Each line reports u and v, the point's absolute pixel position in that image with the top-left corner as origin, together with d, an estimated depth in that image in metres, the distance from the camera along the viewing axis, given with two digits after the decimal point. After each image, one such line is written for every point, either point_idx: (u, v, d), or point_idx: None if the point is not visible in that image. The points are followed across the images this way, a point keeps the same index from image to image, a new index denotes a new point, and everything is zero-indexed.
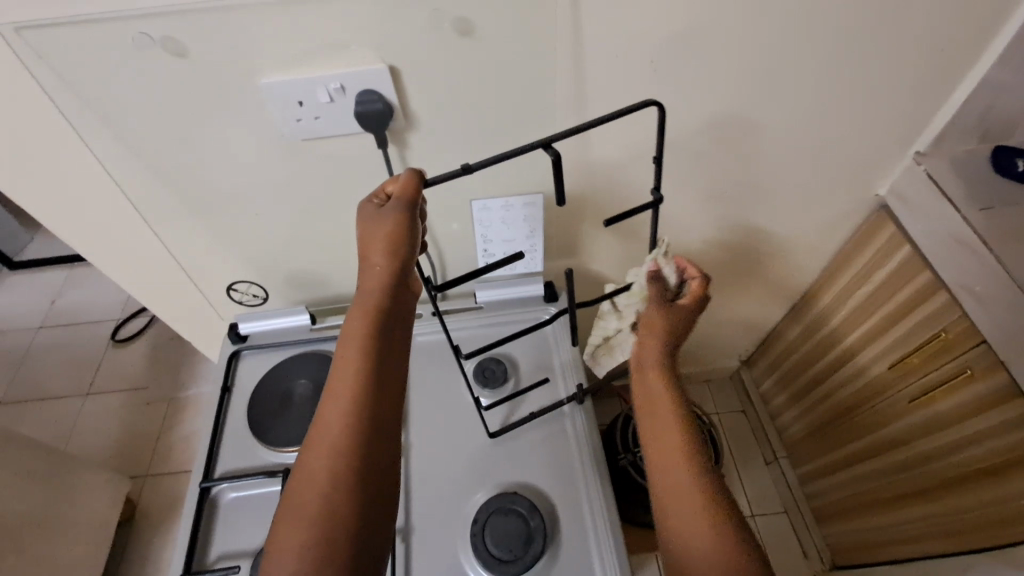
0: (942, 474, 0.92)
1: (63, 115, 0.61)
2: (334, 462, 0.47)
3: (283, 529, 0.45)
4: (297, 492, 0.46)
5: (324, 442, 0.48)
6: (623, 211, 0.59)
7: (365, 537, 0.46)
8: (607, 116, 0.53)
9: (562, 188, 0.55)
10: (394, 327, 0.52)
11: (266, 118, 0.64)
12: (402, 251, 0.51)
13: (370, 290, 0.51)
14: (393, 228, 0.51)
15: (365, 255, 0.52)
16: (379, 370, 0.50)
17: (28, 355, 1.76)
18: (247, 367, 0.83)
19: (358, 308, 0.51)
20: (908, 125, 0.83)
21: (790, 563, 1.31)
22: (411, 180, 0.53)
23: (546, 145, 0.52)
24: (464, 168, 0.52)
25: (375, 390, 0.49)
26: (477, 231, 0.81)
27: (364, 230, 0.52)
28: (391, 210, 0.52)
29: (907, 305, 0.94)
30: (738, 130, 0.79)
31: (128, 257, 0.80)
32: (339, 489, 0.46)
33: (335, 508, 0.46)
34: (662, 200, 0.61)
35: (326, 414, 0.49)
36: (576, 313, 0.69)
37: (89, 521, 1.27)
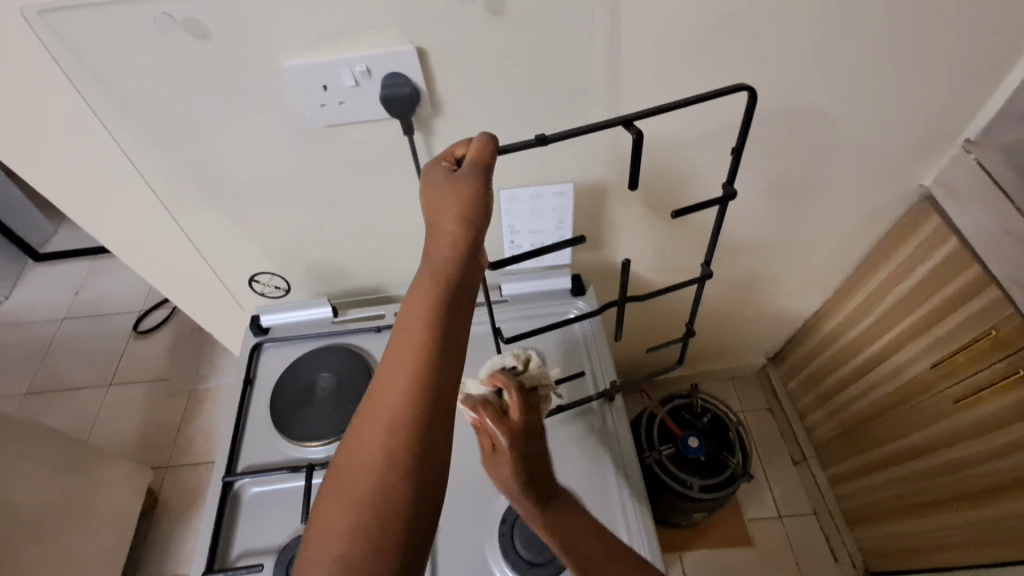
0: (987, 479, 0.88)
1: (85, 101, 0.60)
2: (392, 434, 0.42)
3: (331, 507, 0.41)
4: (349, 463, 0.42)
5: (388, 397, 0.43)
6: (693, 206, 0.66)
7: (421, 523, 0.41)
8: (688, 100, 0.58)
9: (638, 170, 0.58)
10: (465, 293, 0.47)
11: (289, 103, 0.62)
12: (477, 213, 0.49)
13: (443, 250, 0.48)
14: (468, 191, 0.49)
15: (435, 220, 0.50)
16: (450, 329, 0.45)
17: (53, 345, 1.78)
18: (269, 360, 0.81)
19: (427, 269, 0.47)
20: (960, 109, 0.78)
21: (819, 567, 1.27)
22: (486, 145, 0.52)
23: (630, 123, 0.57)
24: (539, 140, 0.55)
25: (443, 357, 0.44)
26: (505, 222, 0.78)
27: (434, 193, 0.50)
28: (467, 175, 0.50)
29: (952, 300, 0.90)
30: (778, 116, 0.75)
31: (150, 247, 0.79)
32: (396, 464, 0.41)
33: (390, 487, 0.40)
34: (734, 194, 0.66)
35: (388, 370, 0.44)
36: (624, 304, 0.74)
37: (111, 512, 1.28)
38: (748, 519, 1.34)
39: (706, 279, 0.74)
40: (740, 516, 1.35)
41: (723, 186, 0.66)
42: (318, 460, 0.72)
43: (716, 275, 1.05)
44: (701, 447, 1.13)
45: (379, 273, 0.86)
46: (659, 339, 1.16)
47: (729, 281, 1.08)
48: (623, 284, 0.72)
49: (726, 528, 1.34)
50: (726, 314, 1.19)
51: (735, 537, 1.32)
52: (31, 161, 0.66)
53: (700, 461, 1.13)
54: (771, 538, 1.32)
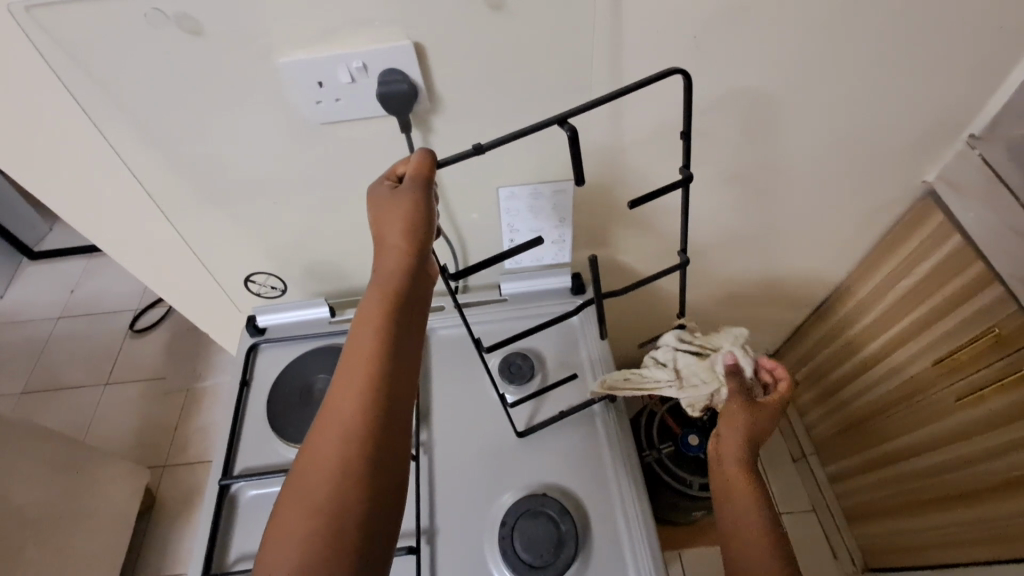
0: (989, 478, 0.88)
1: (74, 98, 0.58)
2: (342, 453, 0.43)
3: (281, 533, 0.42)
4: (299, 487, 0.43)
5: (336, 423, 0.44)
6: (653, 193, 0.59)
7: (375, 536, 0.43)
8: (624, 88, 0.52)
9: (581, 166, 0.52)
10: (413, 310, 0.48)
11: (284, 101, 0.60)
12: (422, 229, 0.48)
13: (389, 271, 0.48)
14: (410, 206, 0.48)
15: (379, 236, 0.50)
16: (395, 351, 0.46)
17: (48, 345, 1.77)
18: (265, 361, 0.80)
19: (374, 289, 0.47)
20: (963, 106, 0.77)
21: (819, 564, 1.27)
22: (425, 160, 0.50)
23: (562, 120, 0.52)
24: (476, 149, 0.51)
25: (390, 377, 0.46)
26: (503, 221, 0.78)
27: (378, 209, 0.50)
28: (408, 190, 0.49)
29: (955, 298, 0.89)
30: (780, 113, 0.74)
31: (144, 248, 0.78)
32: (346, 482, 0.42)
33: (342, 504, 0.42)
34: (691, 177, 0.60)
35: (336, 396, 0.45)
36: (601, 303, 0.70)
37: (108, 512, 1.27)
38: None
39: (685, 266, 0.70)
40: None
41: (680, 169, 0.61)
42: None
43: (716, 273, 1.05)
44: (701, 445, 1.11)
45: None
46: (649, 335, 1.14)
47: (729, 279, 1.07)
48: (595, 281, 0.67)
49: None
50: (726, 312, 1.19)
51: None
52: (22, 160, 0.65)
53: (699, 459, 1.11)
54: None
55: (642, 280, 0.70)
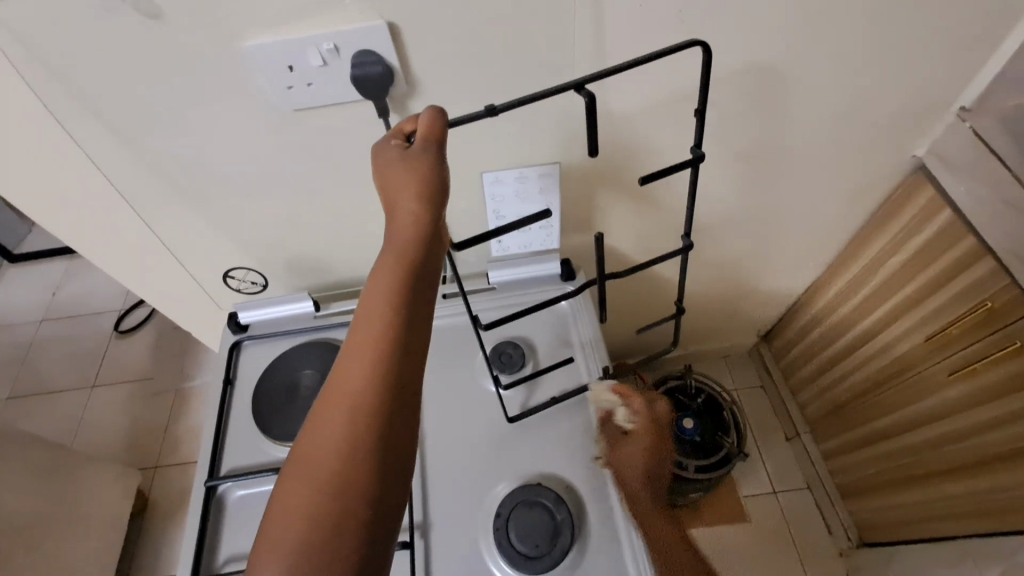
0: (985, 450, 0.88)
1: (33, 90, 0.56)
2: (350, 427, 0.40)
3: (288, 500, 0.40)
4: (304, 458, 0.41)
5: (346, 388, 0.42)
6: (661, 170, 0.60)
7: (384, 515, 0.40)
8: (640, 59, 0.53)
9: (596, 137, 0.54)
10: (427, 273, 0.45)
11: (251, 86, 0.58)
12: (435, 190, 0.46)
13: (403, 233, 0.45)
14: (426, 170, 0.46)
15: (391, 198, 0.47)
16: (410, 314, 0.43)
17: (32, 349, 1.73)
18: (249, 358, 0.78)
19: (388, 256, 0.45)
20: (955, 76, 0.76)
21: (814, 540, 1.28)
22: (435, 119, 0.48)
23: (580, 86, 0.53)
24: (489, 111, 0.53)
25: (404, 349, 0.43)
26: (489, 207, 0.75)
27: (389, 172, 0.47)
28: (420, 153, 0.47)
29: (947, 272, 0.89)
30: (768, 89, 0.73)
31: (118, 246, 0.75)
32: (356, 452, 0.40)
33: (351, 475, 0.39)
34: (702, 157, 0.61)
35: (347, 359, 0.43)
36: (606, 283, 0.71)
37: (101, 516, 1.25)
38: (744, 496, 1.35)
39: (688, 251, 0.71)
40: (735, 493, 1.36)
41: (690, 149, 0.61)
42: None
43: (707, 254, 1.03)
44: (696, 427, 1.13)
45: (360, 264, 0.82)
46: (648, 321, 1.13)
47: (719, 261, 1.06)
48: (601, 261, 0.68)
49: (722, 506, 1.34)
50: (717, 294, 1.18)
51: (730, 515, 1.33)
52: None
53: (695, 441, 1.13)
54: (767, 513, 1.33)
55: (644, 263, 0.71)
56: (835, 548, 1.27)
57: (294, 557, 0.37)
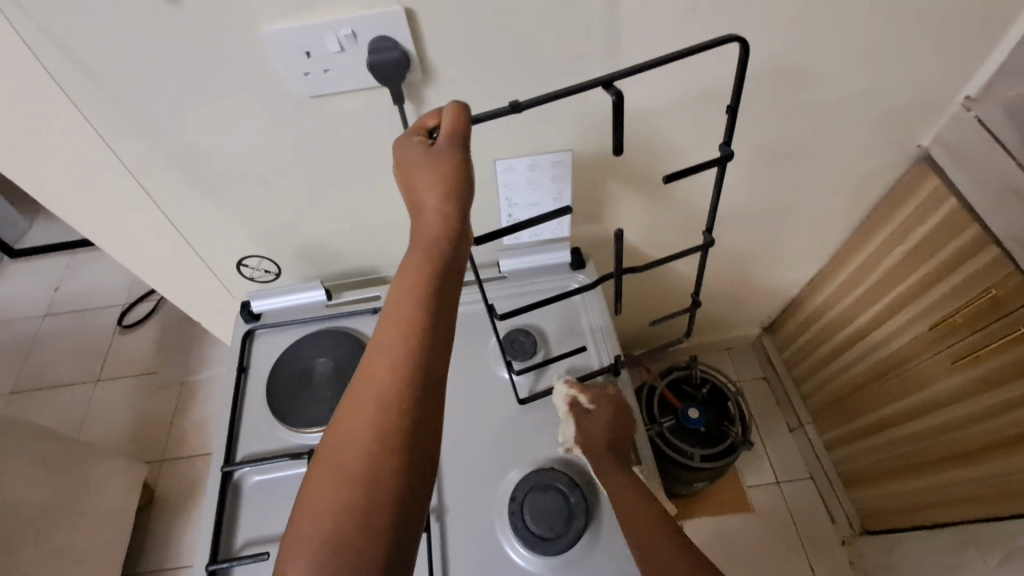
0: (987, 437, 0.89)
1: (50, 75, 0.56)
2: (379, 421, 0.41)
3: (318, 493, 0.40)
4: (333, 451, 0.41)
5: (375, 386, 0.42)
6: (689, 169, 0.61)
7: (412, 507, 0.41)
8: (681, 52, 0.54)
9: (621, 134, 0.55)
10: (451, 273, 0.46)
11: (267, 72, 0.58)
12: (461, 190, 0.46)
13: (429, 232, 0.46)
14: (452, 168, 0.46)
15: (416, 196, 0.47)
16: (437, 313, 0.44)
17: (35, 342, 1.73)
18: (262, 346, 0.79)
19: (416, 254, 0.45)
20: (961, 65, 0.76)
21: (816, 530, 1.30)
22: (459, 115, 0.48)
23: (608, 83, 0.53)
24: (513, 107, 0.53)
25: (431, 345, 0.43)
26: (501, 194, 0.75)
27: (414, 169, 0.47)
28: (444, 150, 0.47)
29: (951, 261, 0.90)
30: (777, 78, 0.73)
31: (132, 233, 0.75)
32: (385, 447, 0.41)
33: (380, 470, 0.40)
34: (731, 155, 0.62)
35: (375, 356, 0.43)
36: (623, 279, 0.71)
37: (108, 508, 1.25)
38: (747, 486, 1.36)
39: (708, 247, 0.71)
40: (738, 483, 1.37)
41: (720, 147, 0.63)
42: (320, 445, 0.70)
43: (713, 244, 1.04)
44: (701, 418, 1.14)
45: (372, 253, 0.83)
46: (657, 312, 1.14)
47: (725, 251, 1.07)
48: (619, 259, 0.68)
49: (726, 495, 1.36)
50: (723, 285, 1.19)
51: (734, 505, 1.34)
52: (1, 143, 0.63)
53: (700, 431, 1.13)
54: (770, 503, 1.34)
55: (662, 259, 0.72)
56: (838, 537, 1.28)
57: (325, 548, 0.38)
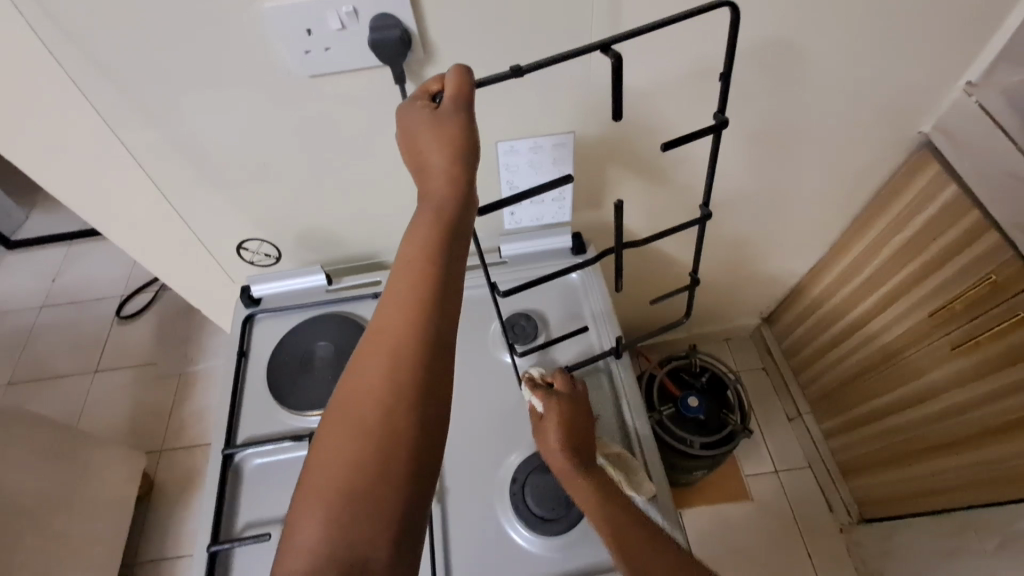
0: (986, 422, 0.89)
1: (51, 54, 0.56)
2: (391, 378, 0.41)
3: (331, 445, 0.40)
4: (345, 405, 0.42)
5: (386, 341, 0.42)
6: (686, 136, 0.61)
7: (425, 461, 0.41)
8: (673, 17, 0.54)
9: (620, 100, 0.56)
10: (461, 232, 0.46)
11: (268, 50, 0.57)
12: (468, 151, 0.47)
13: (438, 193, 0.46)
14: (457, 131, 0.47)
15: (423, 159, 0.47)
16: (448, 270, 0.44)
17: (33, 333, 1.72)
18: (263, 331, 0.79)
19: (424, 214, 0.45)
20: (963, 49, 0.76)
21: (815, 518, 1.31)
22: (463, 81, 0.49)
23: (606, 48, 0.54)
24: (515, 70, 0.53)
25: (443, 301, 0.44)
26: (503, 177, 0.75)
27: (420, 133, 0.48)
28: (450, 114, 0.48)
29: (951, 247, 0.90)
30: (779, 62, 0.73)
31: (131, 216, 0.75)
32: (398, 400, 0.41)
33: (392, 422, 0.40)
34: (724, 122, 0.62)
35: (387, 312, 0.43)
36: (623, 253, 0.72)
37: (107, 497, 1.25)
38: (746, 475, 1.37)
39: (705, 220, 0.71)
40: (737, 472, 1.37)
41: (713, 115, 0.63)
42: None
43: (714, 232, 1.04)
44: (700, 406, 1.14)
45: (372, 238, 0.82)
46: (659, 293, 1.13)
47: (726, 239, 1.07)
48: (619, 232, 0.69)
49: (724, 484, 1.36)
50: (722, 273, 1.19)
51: (733, 493, 1.35)
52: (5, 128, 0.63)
53: (699, 419, 1.13)
54: (769, 491, 1.35)
55: (660, 233, 0.73)
56: (836, 524, 1.29)
57: (339, 501, 0.38)
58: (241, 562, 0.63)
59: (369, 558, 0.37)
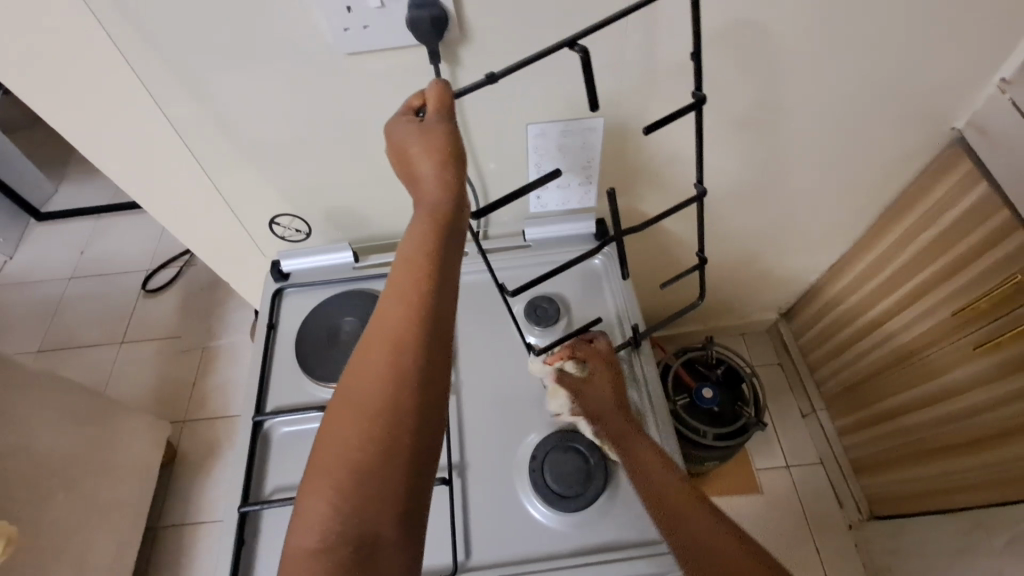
0: (1003, 423, 0.89)
1: (101, 24, 0.58)
2: (393, 366, 0.43)
3: (338, 432, 0.42)
4: (350, 393, 0.43)
5: (385, 333, 0.44)
6: (664, 117, 0.59)
7: (428, 444, 0.42)
8: (630, 7, 0.54)
9: (592, 88, 0.55)
10: (454, 232, 0.47)
11: (309, 27, 0.59)
12: (453, 156, 0.48)
13: (430, 198, 0.48)
14: (443, 137, 0.48)
15: (412, 170, 0.49)
16: (442, 266, 0.46)
17: (63, 304, 1.78)
18: (291, 305, 0.81)
19: (417, 216, 0.47)
20: (1000, 45, 0.74)
21: (825, 513, 1.31)
22: (442, 92, 0.51)
23: (572, 44, 0.54)
24: (489, 77, 0.54)
25: (439, 294, 0.45)
26: (532, 159, 0.77)
27: (409, 143, 0.49)
28: (437, 125, 0.49)
29: (979, 247, 0.89)
30: (814, 52, 0.72)
31: (170, 188, 0.77)
32: (402, 387, 0.42)
33: (395, 408, 0.42)
34: (704, 99, 0.60)
35: (385, 307, 0.45)
36: (620, 245, 0.71)
37: (133, 463, 1.30)
38: (758, 469, 1.37)
39: (702, 198, 0.69)
40: (749, 465, 1.38)
41: (691, 92, 0.60)
42: None
43: (738, 223, 1.04)
44: (715, 398, 1.14)
45: (399, 218, 0.84)
46: (674, 275, 1.11)
47: (748, 232, 1.07)
48: (617, 225, 0.67)
49: (735, 476, 1.37)
50: (743, 266, 1.18)
51: (743, 486, 1.36)
52: (59, 103, 0.66)
53: (713, 411, 1.14)
54: (779, 485, 1.35)
55: (661, 215, 0.68)
56: (845, 521, 1.30)
57: (349, 485, 0.40)
58: (269, 523, 0.65)
59: (381, 531, 0.39)
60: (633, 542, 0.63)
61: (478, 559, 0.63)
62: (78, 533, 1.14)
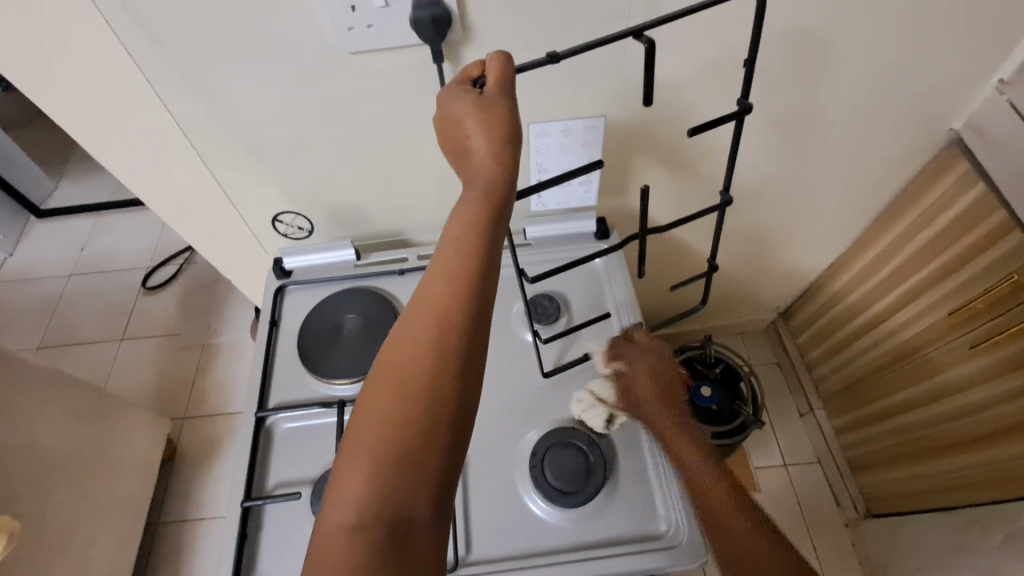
0: (1000, 421, 0.90)
1: (105, 21, 0.58)
2: (436, 348, 0.43)
3: (376, 411, 0.42)
4: (391, 371, 0.43)
5: (429, 312, 0.44)
6: (711, 122, 0.61)
7: (462, 431, 0.42)
8: (694, 8, 0.56)
9: (651, 86, 0.57)
10: (506, 211, 0.47)
11: (314, 26, 0.59)
12: (510, 133, 0.48)
13: (485, 173, 0.47)
14: (502, 114, 0.48)
15: (466, 142, 0.49)
16: (491, 246, 0.45)
17: (62, 301, 1.78)
18: (293, 303, 0.81)
19: (470, 192, 0.47)
20: (998, 46, 0.75)
21: (822, 512, 1.32)
22: (504, 67, 0.50)
23: (639, 34, 0.55)
24: (551, 57, 0.55)
25: (486, 276, 0.45)
26: (533, 159, 0.77)
27: (465, 116, 0.49)
28: (495, 99, 0.49)
29: (977, 247, 0.90)
30: (813, 52, 0.73)
31: (173, 185, 0.78)
32: (442, 369, 0.42)
33: (435, 391, 0.42)
34: (748, 109, 0.62)
35: (430, 284, 0.45)
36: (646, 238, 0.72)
37: (133, 459, 1.30)
38: (755, 467, 1.38)
39: (726, 207, 0.72)
40: (747, 464, 1.39)
41: (736, 101, 0.63)
42: (347, 397, 0.73)
43: (736, 223, 1.04)
44: (713, 396, 1.14)
45: (400, 216, 0.84)
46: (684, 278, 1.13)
47: (746, 232, 1.07)
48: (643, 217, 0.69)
49: (733, 474, 1.38)
50: (741, 266, 1.19)
51: (741, 484, 1.37)
52: (64, 100, 0.67)
53: (711, 409, 1.14)
54: (777, 484, 1.36)
55: (682, 220, 0.72)
56: (842, 519, 1.30)
57: (385, 465, 0.40)
58: (272, 518, 0.66)
59: (415, 514, 0.39)
60: (632, 537, 0.63)
61: (479, 553, 0.64)
62: (80, 528, 1.14)
